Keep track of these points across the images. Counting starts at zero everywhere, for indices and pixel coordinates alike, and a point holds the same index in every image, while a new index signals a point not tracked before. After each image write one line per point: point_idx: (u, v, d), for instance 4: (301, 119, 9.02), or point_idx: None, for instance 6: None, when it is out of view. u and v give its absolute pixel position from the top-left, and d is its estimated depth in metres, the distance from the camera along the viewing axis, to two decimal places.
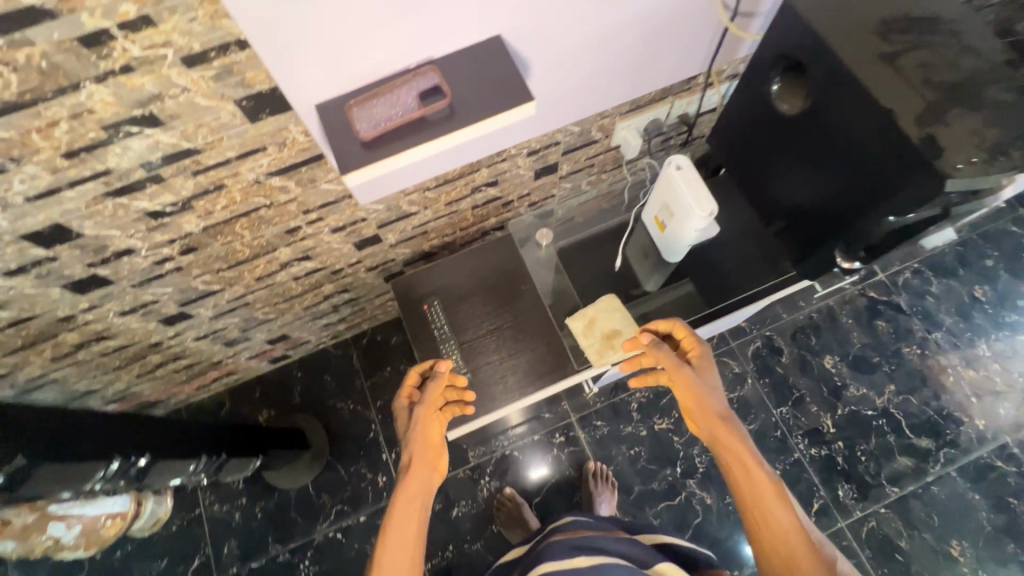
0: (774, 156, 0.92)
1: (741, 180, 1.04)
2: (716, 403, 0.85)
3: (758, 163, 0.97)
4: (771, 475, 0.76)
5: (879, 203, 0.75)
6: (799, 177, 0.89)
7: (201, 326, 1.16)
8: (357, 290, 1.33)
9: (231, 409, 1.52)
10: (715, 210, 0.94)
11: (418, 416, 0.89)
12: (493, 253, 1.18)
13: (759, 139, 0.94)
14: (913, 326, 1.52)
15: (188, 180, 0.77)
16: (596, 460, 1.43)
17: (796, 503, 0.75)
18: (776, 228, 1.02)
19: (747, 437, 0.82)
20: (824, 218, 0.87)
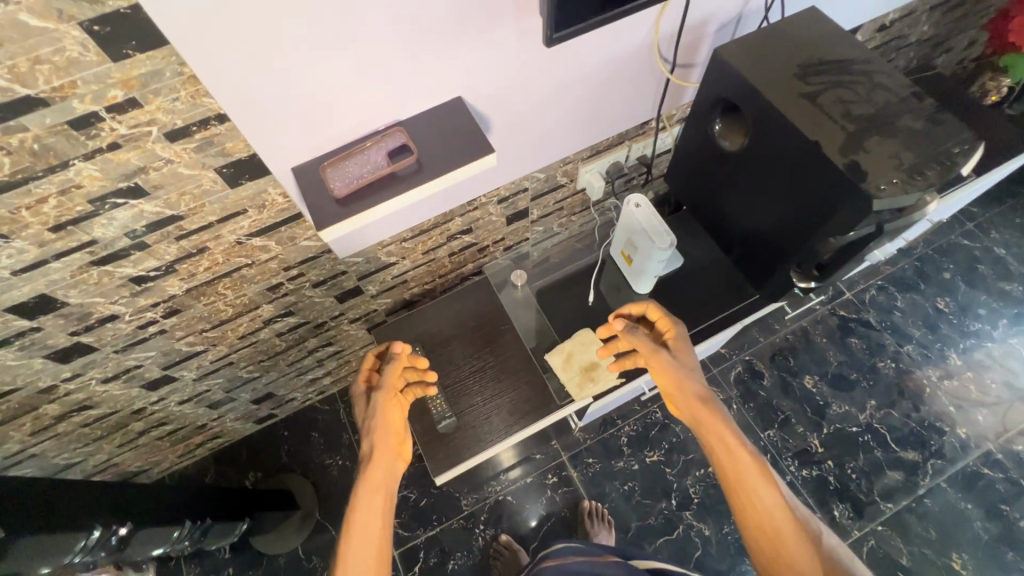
0: (726, 188, 0.99)
1: (700, 212, 1.10)
2: (693, 386, 0.89)
3: (712, 196, 1.04)
4: (753, 452, 0.80)
5: (821, 224, 0.82)
6: (750, 206, 0.95)
7: (184, 389, 1.17)
8: (341, 342, 1.35)
9: (217, 473, 1.49)
10: (673, 242, 1.01)
11: (378, 405, 0.92)
12: (472, 297, 1.22)
13: (711, 171, 1.01)
14: (885, 340, 1.58)
15: (172, 245, 0.80)
16: (591, 499, 1.42)
17: (777, 479, 0.79)
18: (737, 255, 1.08)
19: (728, 415, 0.86)
20: (776, 241, 0.93)
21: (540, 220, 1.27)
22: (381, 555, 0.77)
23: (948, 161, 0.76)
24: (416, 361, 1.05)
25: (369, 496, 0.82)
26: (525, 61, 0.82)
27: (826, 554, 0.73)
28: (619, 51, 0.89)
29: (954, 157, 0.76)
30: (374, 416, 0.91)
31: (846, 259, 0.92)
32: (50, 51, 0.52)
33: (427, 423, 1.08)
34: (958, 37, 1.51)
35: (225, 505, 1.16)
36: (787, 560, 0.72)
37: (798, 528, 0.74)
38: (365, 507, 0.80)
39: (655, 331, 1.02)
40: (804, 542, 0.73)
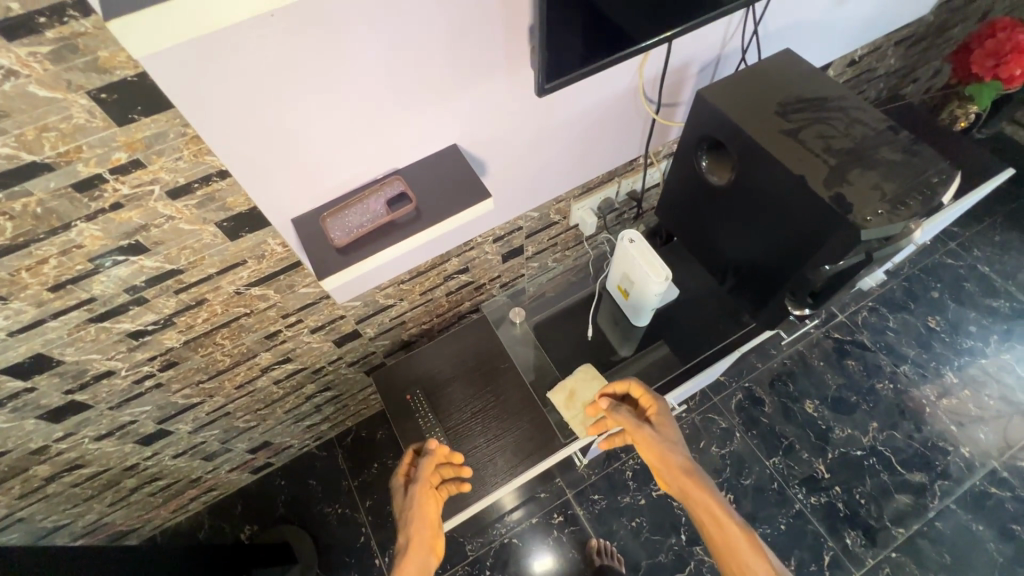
0: (717, 222, 1.01)
1: (693, 245, 1.13)
2: (678, 459, 0.89)
3: (705, 230, 1.06)
4: (741, 524, 0.81)
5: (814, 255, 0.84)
6: (742, 238, 0.97)
7: (179, 443, 1.14)
8: (339, 387, 1.33)
9: (211, 529, 1.44)
10: (669, 274, 1.01)
11: (412, 501, 0.91)
12: (470, 335, 1.22)
13: (702, 208, 1.03)
14: (881, 361, 1.59)
15: (171, 298, 0.80)
16: (599, 538, 1.38)
17: (767, 549, 0.80)
18: (732, 285, 1.09)
19: (713, 486, 0.87)
20: (769, 272, 0.95)
21: (535, 256, 1.28)
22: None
23: (928, 189, 0.79)
24: (452, 456, 1.02)
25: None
26: (517, 107, 0.84)
27: None
28: (606, 95, 0.93)
29: (934, 185, 0.79)
30: (410, 511, 0.91)
31: (834, 291, 0.94)
32: (58, 119, 0.54)
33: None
34: (924, 68, 1.59)
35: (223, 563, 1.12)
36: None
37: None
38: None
39: (638, 407, 1.01)
40: None
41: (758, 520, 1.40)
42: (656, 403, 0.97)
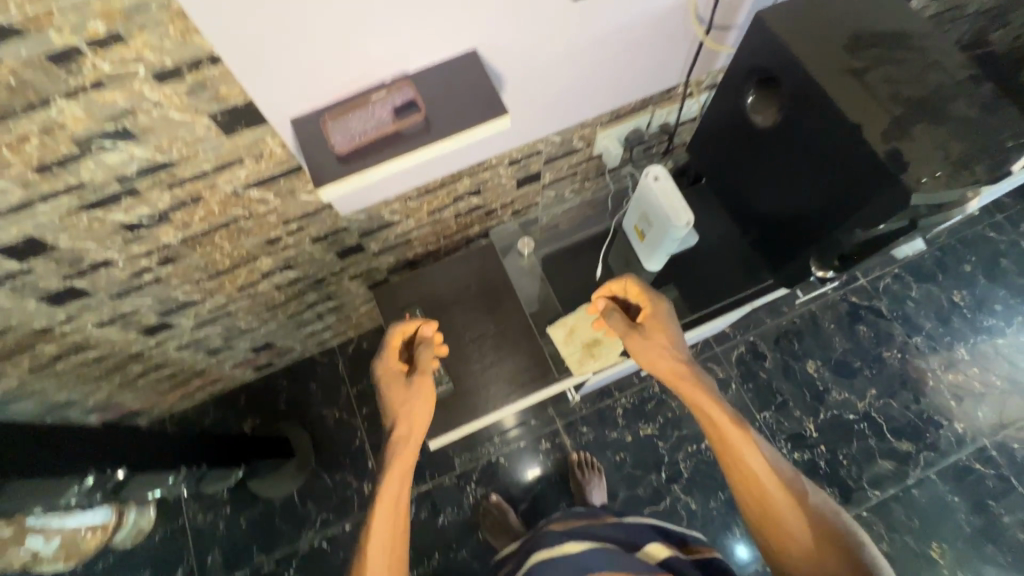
0: (751, 167, 0.94)
1: (722, 190, 1.06)
2: (673, 359, 0.87)
3: (737, 173, 0.98)
4: (736, 420, 0.79)
5: (851, 216, 0.77)
6: (776, 188, 0.90)
7: (182, 336, 1.16)
8: (341, 298, 1.33)
9: (216, 417, 1.51)
10: (691, 220, 0.94)
11: (408, 390, 0.91)
12: (476, 262, 1.18)
13: (737, 147, 0.95)
14: (894, 330, 1.55)
15: (165, 193, 0.77)
16: (580, 451, 1.45)
17: (763, 446, 0.77)
18: (757, 238, 1.03)
19: (709, 384, 0.85)
20: (800, 230, 0.89)
21: (552, 185, 1.21)
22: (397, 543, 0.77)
23: (1000, 155, 0.71)
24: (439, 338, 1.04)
25: (394, 478, 0.82)
26: (549, 13, 0.75)
27: (816, 512, 0.72)
28: (652, 8, 0.82)
29: (1007, 151, 0.71)
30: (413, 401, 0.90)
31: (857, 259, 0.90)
32: None
33: None
34: (1020, 11, 1.38)
35: (234, 455, 1.17)
36: (779, 521, 0.72)
37: (788, 490, 0.74)
38: (386, 491, 0.81)
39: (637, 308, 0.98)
40: (793, 502, 0.73)
41: None
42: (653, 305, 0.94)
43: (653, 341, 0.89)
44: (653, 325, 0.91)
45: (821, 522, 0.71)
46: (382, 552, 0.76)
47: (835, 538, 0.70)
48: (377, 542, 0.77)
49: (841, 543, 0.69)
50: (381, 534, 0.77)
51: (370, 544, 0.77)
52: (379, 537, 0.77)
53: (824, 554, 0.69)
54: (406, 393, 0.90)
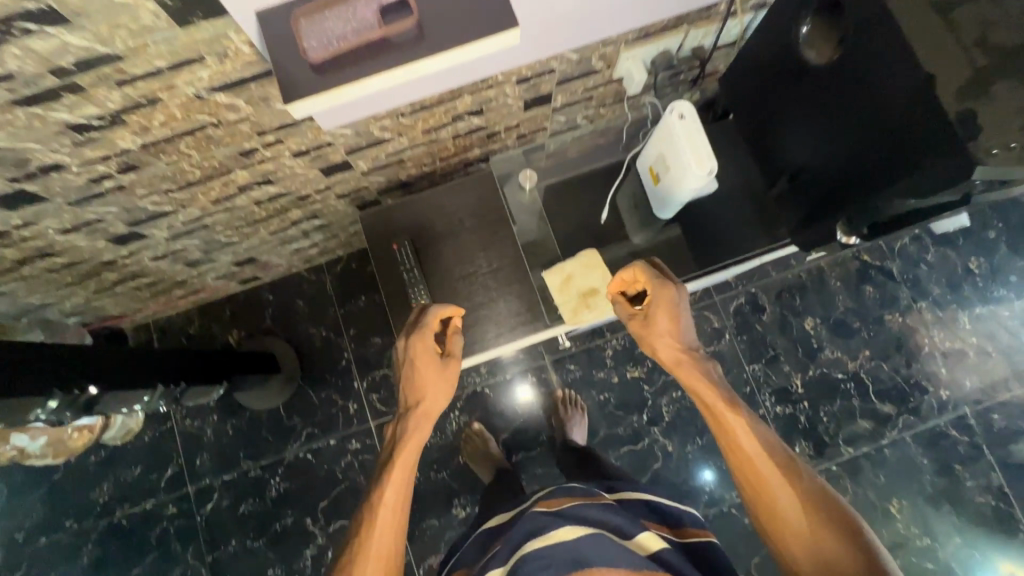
0: (791, 110, 0.83)
1: (753, 131, 0.95)
2: (671, 344, 0.87)
3: (774, 116, 0.87)
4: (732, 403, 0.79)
5: (910, 181, 0.68)
6: (818, 138, 0.80)
7: (157, 247, 1.09)
8: (328, 217, 1.25)
9: (201, 327, 1.49)
10: (714, 168, 0.83)
11: (442, 371, 0.88)
12: (472, 192, 1.09)
13: (779, 86, 0.83)
14: (901, 294, 1.50)
15: (114, 91, 0.66)
16: (565, 388, 1.46)
17: (759, 429, 0.76)
18: (787, 189, 0.94)
19: (708, 369, 0.84)
20: (837, 191, 0.81)
21: (563, 109, 1.09)
22: (403, 515, 0.77)
23: None
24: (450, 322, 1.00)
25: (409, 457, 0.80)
26: None
27: (813, 495, 0.70)
28: None
29: None
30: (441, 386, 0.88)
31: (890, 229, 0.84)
32: None
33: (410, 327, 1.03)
34: None
35: (221, 371, 1.18)
36: (774, 503, 0.70)
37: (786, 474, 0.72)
38: (405, 463, 0.80)
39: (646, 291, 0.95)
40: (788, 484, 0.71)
41: None
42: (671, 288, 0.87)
43: (653, 322, 0.87)
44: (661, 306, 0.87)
45: (818, 504, 0.69)
46: (391, 520, 0.75)
47: (830, 522, 0.68)
48: (390, 510, 0.76)
49: (838, 523, 0.67)
50: (392, 502, 0.77)
51: (381, 509, 0.76)
52: (391, 505, 0.76)
53: (820, 536, 0.67)
54: (438, 373, 0.88)
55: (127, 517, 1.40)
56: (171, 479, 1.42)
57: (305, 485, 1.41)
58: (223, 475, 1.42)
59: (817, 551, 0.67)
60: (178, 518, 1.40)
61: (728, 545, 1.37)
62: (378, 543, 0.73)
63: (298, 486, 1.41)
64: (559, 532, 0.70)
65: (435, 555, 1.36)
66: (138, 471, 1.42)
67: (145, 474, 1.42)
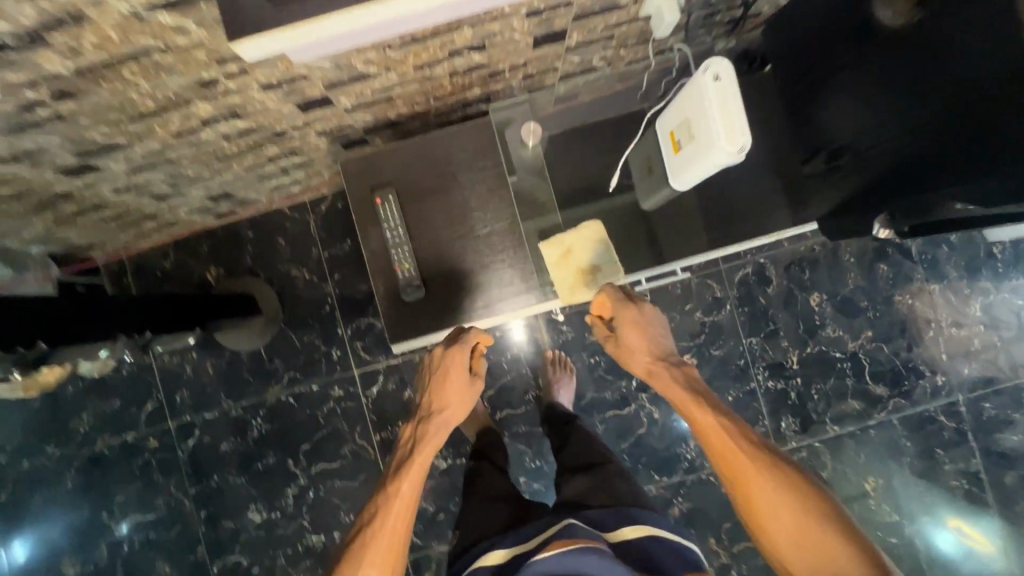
0: (847, 83, 0.83)
1: (804, 100, 0.95)
2: (648, 356, 0.98)
3: (827, 87, 0.88)
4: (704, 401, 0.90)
5: (966, 173, 0.70)
6: (867, 123, 0.82)
7: (116, 180, 0.99)
8: (309, 154, 1.13)
9: (177, 261, 1.42)
10: (747, 145, 0.70)
11: (468, 386, 0.97)
12: (463, 146, 1.03)
13: (838, 55, 0.83)
14: (915, 274, 1.43)
15: (25, 4, 0.53)
16: (555, 348, 1.42)
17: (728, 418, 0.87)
18: (827, 167, 0.96)
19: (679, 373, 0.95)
20: (897, 178, 0.83)
21: (579, 49, 0.94)
22: (413, 510, 0.83)
23: None
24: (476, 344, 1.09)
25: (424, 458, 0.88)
26: None
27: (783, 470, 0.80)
28: None
29: None
30: (464, 399, 0.97)
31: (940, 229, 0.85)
32: None
33: (393, 291, 1.03)
34: None
35: (192, 319, 1.12)
36: (755, 497, 0.79)
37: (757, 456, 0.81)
38: (422, 463, 0.87)
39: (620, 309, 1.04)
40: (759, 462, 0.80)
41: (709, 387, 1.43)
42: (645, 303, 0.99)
43: (631, 337, 0.98)
44: (643, 318, 0.97)
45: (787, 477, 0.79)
46: (402, 512, 0.82)
47: (800, 489, 0.77)
48: (404, 503, 0.83)
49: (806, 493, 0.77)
50: (406, 496, 0.84)
51: (395, 498, 0.83)
52: (404, 498, 0.83)
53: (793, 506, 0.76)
54: (462, 386, 0.96)
55: (108, 447, 1.40)
56: (151, 413, 1.41)
57: (287, 428, 1.41)
58: (204, 413, 1.41)
59: (799, 537, 0.75)
60: (160, 451, 1.41)
61: (701, 509, 1.40)
62: (389, 530, 0.80)
63: (279, 428, 1.41)
64: None
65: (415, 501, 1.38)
66: (118, 404, 1.41)
67: (125, 406, 1.41)
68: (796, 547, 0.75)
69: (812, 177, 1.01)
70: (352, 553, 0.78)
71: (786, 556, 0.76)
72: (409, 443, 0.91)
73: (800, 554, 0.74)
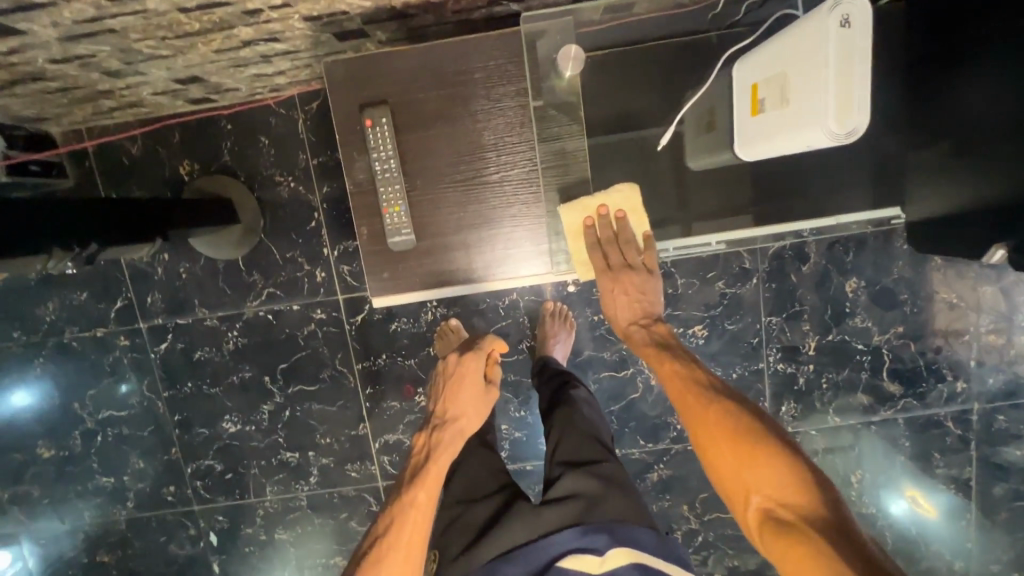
0: (999, 53, 0.65)
1: (936, 64, 0.75)
2: (624, 317, 0.93)
3: (962, 56, 0.70)
4: (676, 352, 0.85)
5: None
6: (991, 125, 0.68)
7: (49, 48, 0.80)
8: (293, 43, 0.92)
9: (146, 148, 1.24)
10: (858, 130, 0.54)
11: (482, 394, 0.96)
12: (481, 65, 0.87)
13: (999, 12, 0.64)
14: (969, 272, 1.28)
15: None
16: (556, 300, 1.30)
17: (697, 366, 0.82)
18: (944, 160, 0.77)
19: (659, 330, 0.90)
20: (999, 208, 0.69)
21: None
22: (429, 519, 0.82)
23: None
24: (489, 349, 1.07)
25: (440, 467, 0.86)
26: None
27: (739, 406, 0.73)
28: None
29: None
30: (480, 408, 0.95)
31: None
32: None
33: (379, 231, 0.92)
34: None
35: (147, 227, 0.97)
36: (697, 424, 0.74)
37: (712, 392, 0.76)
38: (437, 473, 0.85)
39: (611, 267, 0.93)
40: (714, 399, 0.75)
41: (715, 361, 1.34)
42: (633, 269, 0.90)
43: (609, 294, 0.92)
44: (625, 279, 0.90)
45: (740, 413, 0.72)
46: (418, 521, 0.80)
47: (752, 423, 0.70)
48: (419, 512, 0.81)
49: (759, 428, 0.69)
50: (422, 503, 0.82)
51: (410, 508, 0.81)
52: (419, 506, 0.81)
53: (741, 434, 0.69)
54: (477, 395, 0.95)
55: (77, 339, 1.34)
56: (120, 311, 1.32)
57: (265, 345, 1.33)
58: (176, 318, 1.32)
59: (736, 456, 0.68)
60: (131, 351, 1.34)
61: (680, 478, 1.38)
62: (405, 540, 0.78)
63: (256, 343, 1.33)
64: None
65: (392, 434, 1.35)
66: (85, 297, 1.32)
67: (93, 301, 1.32)
68: (732, 467, 0.67)
69: (913, 166, 0.83)
70: (366, 563, 0.76)
71: (723, 478, 0.68)
72: (422, 451, 0.89)
73: (737, 476, 0.67)
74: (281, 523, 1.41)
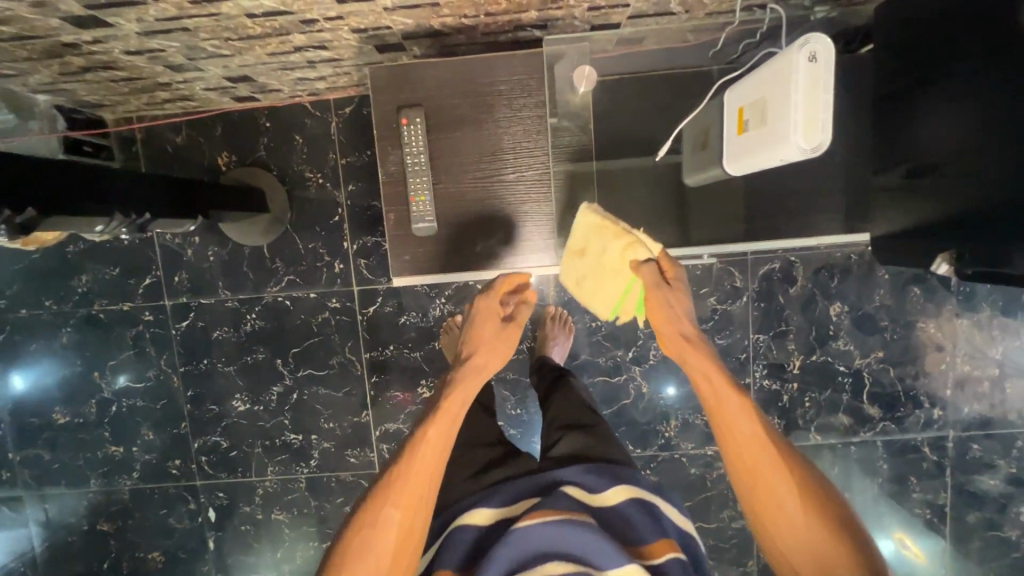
0: (956, 91, 0.75)
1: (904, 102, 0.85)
2: (669, 328, 0.80)
3: (920, 97, 0.81)
4: (740, 391, 0.74)
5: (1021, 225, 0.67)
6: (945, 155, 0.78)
7: (128, 40, 0.91)
8: (338, 51, 1.03)
9: (189, 139, 1.35)
10: (822, 144, 0.63)
11: (501, 331, 0.89)
12: (505, 79, 0.97)
13: (950, 61, 0.75)
14: (946, 305, 1.36)
15: None
16: (557, 305, 1.39)
17: (762, 414, 0.73)
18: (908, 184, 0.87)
19: (709, 351, 0.78)
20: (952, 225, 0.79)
21: None
22: (442, 455, 0.76)
23: None
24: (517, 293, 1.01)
25: (456, 404, 0.80)
26: None
27: (806, 478, 0.70)
28: None
29: None
30: (500, 344, 0.89)
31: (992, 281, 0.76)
32: None
33: (405, 218, 1.01)
34: None
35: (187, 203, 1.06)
36: (764, 497, 0.70)
37: (781, 457, 0.71)
38: (452, 409, 0.79)
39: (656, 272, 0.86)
40: (785, 469, 0.70)
41: None
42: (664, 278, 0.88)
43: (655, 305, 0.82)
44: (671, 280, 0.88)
45: (810, 491, 0.69)
46: (429, 458, 0.75)
47: (823, 503, 0.69)
48: (430, 448, 0.75)
49: (830, 511, 0.69)
50: (434, 440, 0.76)
51: (421, 444, 0.76)
52: (431, 443, 0.76)
53: (814, 519, 0.68)
54: (497, 334, 0.89)
55: (104, 312, 1.42)
56: (148, 288, 1.41)
57: (279, 329, 1.41)
58: (199, 297, 1.40)
59: (810, 544, 0.68)
60: (153, 327, 1.42)
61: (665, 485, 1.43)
62: (415, 474, 0.74)
63: (271, 327, 1.41)
64: (547, 566, 0.67)
65: (393, 423, 1.42)
66: (116, 273, 1.40)
67: (123, 277, 1.41)
68: (805, 553, 0.68)
69: (881, 191, 0.93)
70: (377, 491, 0.74)
71: (791, 559, 0.69)
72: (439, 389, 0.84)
73: (811, 560, 0.68)
74: (279, 503, 1.46)
